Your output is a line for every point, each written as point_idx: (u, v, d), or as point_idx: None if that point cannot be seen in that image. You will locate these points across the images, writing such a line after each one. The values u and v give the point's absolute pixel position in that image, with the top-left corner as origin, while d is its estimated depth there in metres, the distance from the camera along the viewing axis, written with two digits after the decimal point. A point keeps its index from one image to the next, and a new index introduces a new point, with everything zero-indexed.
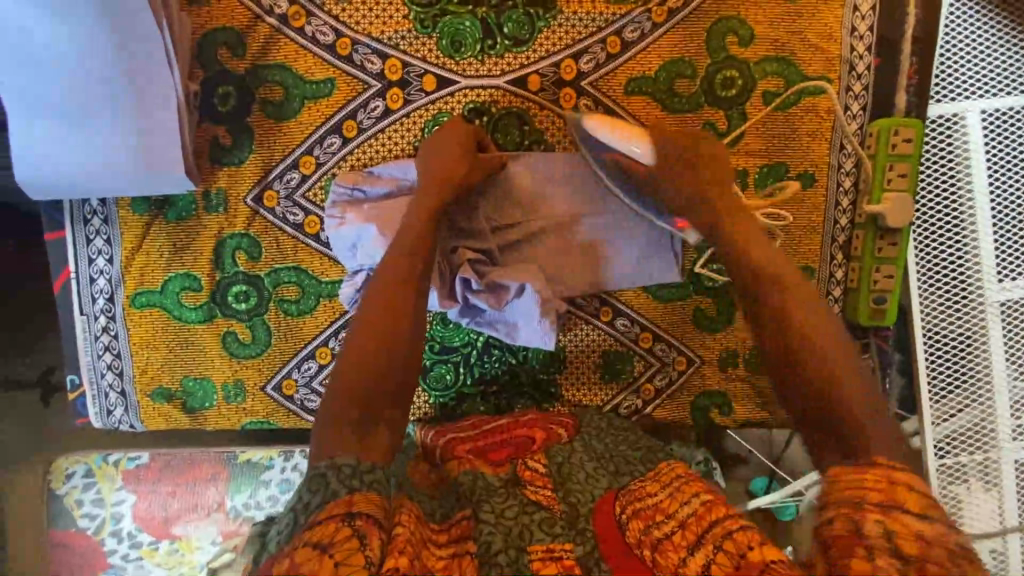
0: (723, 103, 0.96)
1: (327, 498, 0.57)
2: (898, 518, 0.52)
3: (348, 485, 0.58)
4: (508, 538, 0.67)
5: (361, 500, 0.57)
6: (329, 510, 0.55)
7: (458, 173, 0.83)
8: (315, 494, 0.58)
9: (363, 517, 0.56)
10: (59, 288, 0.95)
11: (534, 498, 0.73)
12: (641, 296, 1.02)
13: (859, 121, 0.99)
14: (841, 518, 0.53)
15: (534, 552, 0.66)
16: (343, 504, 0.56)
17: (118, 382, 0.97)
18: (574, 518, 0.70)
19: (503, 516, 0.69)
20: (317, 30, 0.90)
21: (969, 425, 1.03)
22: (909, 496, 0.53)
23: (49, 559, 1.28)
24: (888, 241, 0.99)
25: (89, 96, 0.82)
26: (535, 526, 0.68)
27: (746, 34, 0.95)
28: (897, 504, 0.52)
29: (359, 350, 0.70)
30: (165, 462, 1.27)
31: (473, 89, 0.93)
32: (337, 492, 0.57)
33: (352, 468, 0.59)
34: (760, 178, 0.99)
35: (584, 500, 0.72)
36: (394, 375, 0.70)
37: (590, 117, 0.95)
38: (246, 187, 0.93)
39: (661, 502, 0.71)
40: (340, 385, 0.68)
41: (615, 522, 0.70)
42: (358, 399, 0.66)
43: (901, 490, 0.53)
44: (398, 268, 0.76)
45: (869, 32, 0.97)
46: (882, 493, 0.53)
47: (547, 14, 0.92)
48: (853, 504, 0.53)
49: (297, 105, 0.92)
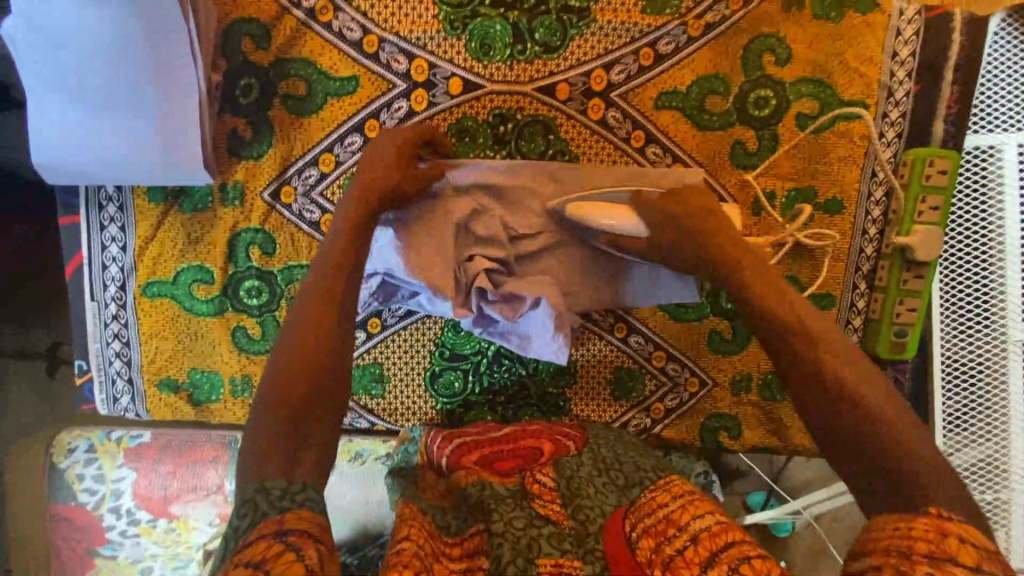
0: (755, 123, 0.94)
1: (256, 520, 0.55)
2: (949, 570, 0.48)
3: (278, 507, 0.56)
4: (516, 548, 0.67)
5: (294, 518, 0.55)
6: (260, 531, 0.54)
7: (395, 178, 0.79)
8: (244, 517, 0.56)
9: (296, 532, 0.54)
10: (71, 272, 0.94)
11: (542, 512, 0.72)
12: (658, 314, 1.01)
13: (894, 148, 0.96)
14: (888, 568, 0.50)
15: (542, 564, 0.66)
16: (274, 522, 0.55)
17: (126, 370, 0.96)
18: (582, 537, 0.70)
19: (512, 524, 0.69)
20: (344, 25, 0.88)
21: (981, 462, 1.00)
22: (962, 549, 0.50)
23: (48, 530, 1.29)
24: (915, 274, 0.98)
25: (108, 80, 0.81)
26: (543, 540, 0.68)
27: (784, 52, 0.92)
28: (948, 557, 0.49)
29: (292, 358, 0.67)
30: (166, 442, 1.27)
31: (499, 94, 0.91)
32: (267, 513, 0.55)
33: (281, 490, 0.58)
34: (787, 202, 0.97)
35: (593, 517, 0.72)
36: (330, 379, 0.68)
37: (618, 129, 0.93)
38: (263, 181, 0.92)
39: (672, 514, 0.71)
40: (269, 398, 0.65)
41: (625, 540, 0.69)
42: (287, 413, 0.63)
43: (953, 543, 0.50)
44: (333, 270, 0.73)
45: (911, 58, 0.94)
46: (929, 543, 0.51)
47: (580, 21, 0.89)
48: (901, 554, 0.51)
49: (320, 101, 0.90)
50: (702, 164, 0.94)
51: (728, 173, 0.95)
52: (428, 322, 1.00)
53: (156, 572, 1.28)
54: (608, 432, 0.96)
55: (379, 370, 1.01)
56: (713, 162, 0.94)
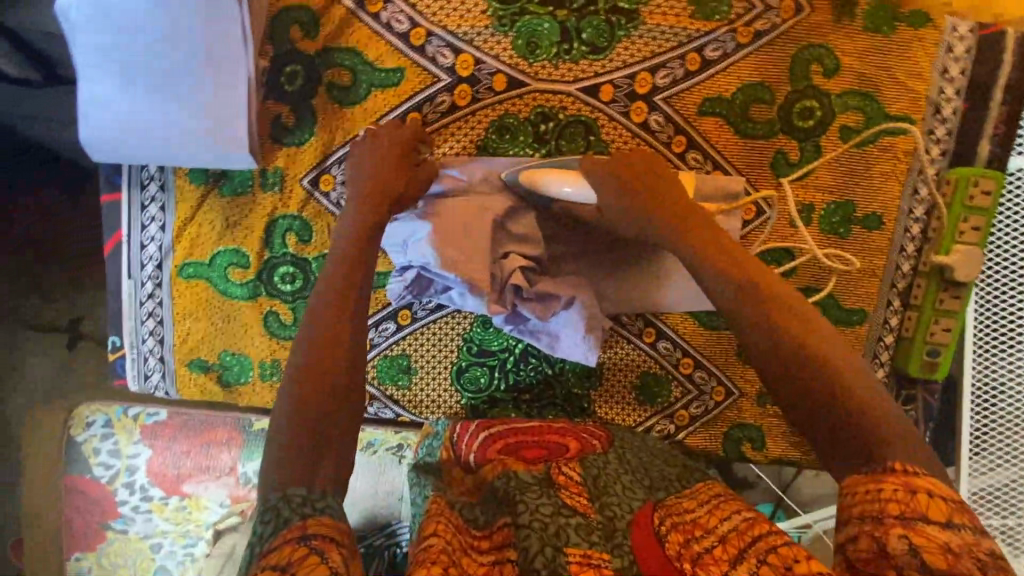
0: (798, 134, 0.93)
1: (279, 526, 0.54)
2: (922, 531, 0.50)
3: (301, 513, 0.55)
4: (543, 537, 0.64)
5: (315, 523, 0.55)
6: (283, 536, 0.53)
7: (396, 188, 0.81)
8: (267, 524, 0.55)
9: (319, 537, 0.53)
10: (110, 249, 0.95)
11: (569, 502, 0.71)
12: (688, 321, 1.01)
13: (938, 166, 0.95)
14: (864, 537, 0.52)
15: (570, 554, 0.63)
16: (297, 528, 0.54)
17: (158, 348, 0.97)
18: (610, 531, 0.68)
19: (539, 511, 0.67)
20: (392, 17, 0.88)
21: (1006, 486, 0.99)
22: (932, 504, 0.51)
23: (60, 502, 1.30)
24: (952, 294, 0.97)
25: (161, 62, 0.81)
26: (572, 529, 0.66)
27: (832, 63, 0.91)
28: (919, 517, 0.50)
29: (307, 365, 0.67)
30: (183, 421, 1.28)
31: (543, 93, 0.90)
32: (289, 519, 0.54)
33: (302, 497, 0.57)
34: (825, 215, 0.96)
35: (621, 513, 0.71)
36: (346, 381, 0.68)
37: (660, 133, 0.92)
38: (303, 168, 0.92)
39: (700, 518, 0.71)
40: (288, 411, 0.64)
41: (654, 534, 0.69)
42: (306, 422, 0.63)
43: (921, 499, 0.51)
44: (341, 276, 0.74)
45: (961, 75, 0.93)
46: (901, 503, 0.51)
47: (628, 23, 0.89)
48: (874, 519, 0.52)
49: (364, 91, 0.90)
50: (742, 172, 0.94)
51: (768, 182, 0.94)
52: (458, 317, 1.01)
53: (165, 549, 1.29)
54: (633, 436, 0.96)
55: (406, 362, 1.02)
56: (753, 171, 0.94)
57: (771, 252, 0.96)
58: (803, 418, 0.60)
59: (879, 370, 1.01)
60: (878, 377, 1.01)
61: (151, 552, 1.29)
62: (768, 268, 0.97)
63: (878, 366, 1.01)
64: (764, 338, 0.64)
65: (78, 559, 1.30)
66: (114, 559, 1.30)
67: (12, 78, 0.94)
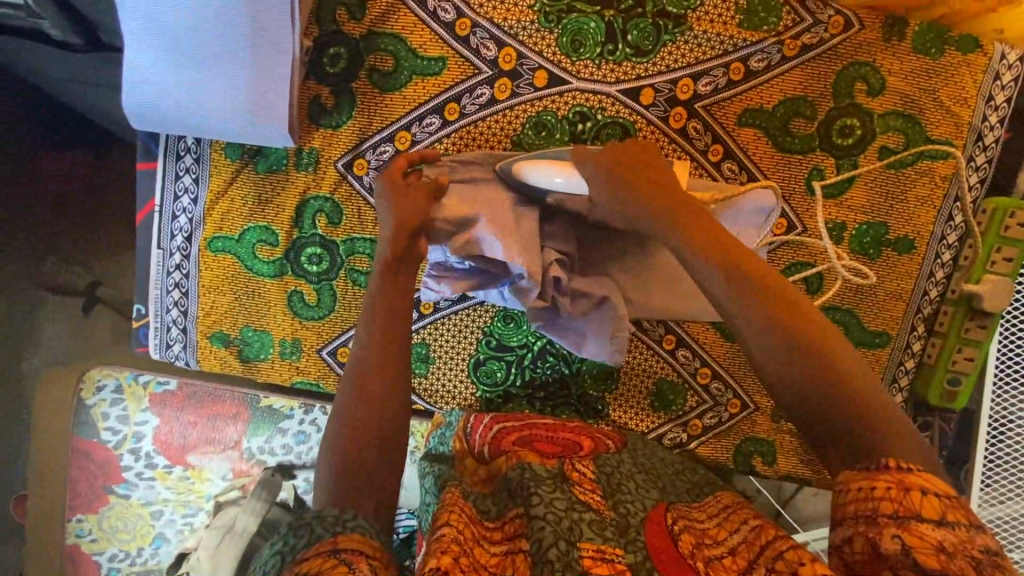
0: (836, 151, 0.92)
1: (312, 541, 0.55)
2: (914, 530, 0.49)
3: (333, 531, 0.56)
4: (557, 531, 0.63)
5: (347, 539, 0.55)
6: (316, 549, 0.53)
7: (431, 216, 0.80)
8: (301, 537, 0.55)
9: (349, 552, 0.53)
10: (141, 218, 0.96)
11: (582, 499, 0.70)
12: (708, 331, 1.01)
13: (976, 194, 0.94)
14: (859, 537, 0.51)
15: (584, 549, 0.62)
16: (329, 543, 0.54)
17: (181, 319, 0.98)
18: (624, 527, 0.68)
19: (555, 504, 0.67)
20: (439, 6, 0.88)
21: (1016, 519, 0.99)
22: (926, 502, 0.50)
23: (63, 463, 1.29)
24: (977, 324, 0.96)
25: (208, 34, 0.82)
26: (584, 525, 0.65)
27: (877, 83, 0.90)
28: (913, 514, 0.50)
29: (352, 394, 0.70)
30: (191, 391, 1.29)
31: (583, 92, 0.90)
32: (321, 536, 0.55)
33: (335, 516, 0.58)
34: (856, 235, 0.95)
35: (634, 511, 0.71)
36: (385, 408, 0.69)
37: (697, 141, 0.92)
38: (338, 151, 0.92)
39: (710, 530, 0.72)
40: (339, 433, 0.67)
41: (667, 532, 0.69)
42: (354, 446, 0.66)
43: (915, 497, 0.50)
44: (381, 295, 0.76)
45: (1006, 104, 0.92)
46: (895, 500, 0.51)
47: (675, 28, 0.89)
48: (868, 519, 0.51)
49: (404, 78, 0.90)
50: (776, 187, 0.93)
51: (801, 198, 0.94)
52: (479, 310, 1.01)
53: (164, 517, 1.30)
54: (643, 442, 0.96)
55: (425, 351, 1.02)
56: (788, 185, 0.93)
57: (798, 268, 0.96)
58: (825, 435, 0.58)
59: (898, 394, 1.00)
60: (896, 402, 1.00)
61: (151, 518, 1.30)
62: (795, 284, 0.96)
63: (896, 391, 1.00)
64: (784, 347, 0.60)
65: (79, 520, 1.30)
66: (114, 523, 1.31)
67: (54, 40, 0.94)
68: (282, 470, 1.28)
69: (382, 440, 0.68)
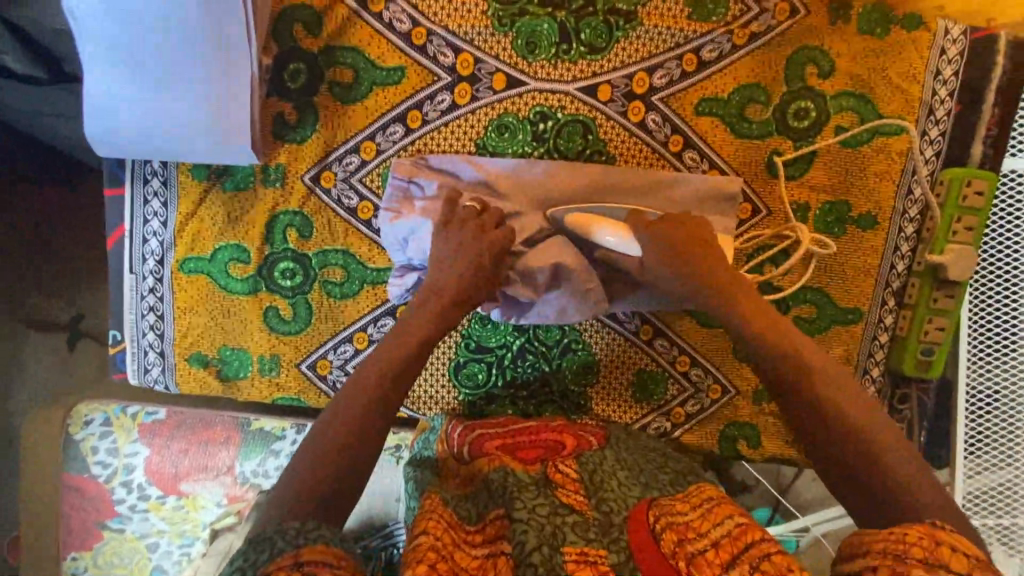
0: (793, 134, 0.94)
1: (273, 555, 0.54)
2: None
3: (294, 543, 0.55)
4: (541, 535, 0.65)
5: (309, 551, 0.54)
6: (277, 564, 0.53)
7: (490, 259, 0.82)
8: (262, 552, 0.55)
9: (312, 564, 0.53)
10: (112, 243, 0.96)
11: (564, 502, 0.72)
12: (683, 318, 1.01)
13: (932, 166, 0.96)
14: (885, 569, 0.50)
15: (568, 553, 0.64)
16: (290, 557, 0.54)
17: (158, 342, 0.98)
18: (606, 527, 0.68)
19: (536, 512, 0.68)
20: (395, 17, 0.90)
21: (1001, 485, 1.01)
22: (955, 557, 0.49)
23: (55, 500, 1.28)
24: (946, 293, 0.98)
25: (164, 58, 0.83)
26: (568, 528, 0.67)
27: (826, 66, 0.93)
28: (943, 564, 0.49)
29: (347, 400, 0.71)
30: (179, 420, 1.28)
31: (541, 92, 0.92)
32: (283, 549, 0.54)
33: (297, 528, 0.57)
34: (821, 214, 0.97)
35: (617, 509, 0.71)
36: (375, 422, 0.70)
37: (656, 133, 0.93)
38: (305, 165, 0.93)
39: (693, 521, 0.69)
40: (328, 432, 0.68)
41: (650, 531, 0.68)
42: (341, 452, 0.66)
43: (945, 550, 0.50)
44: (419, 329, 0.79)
45: (954, 77, 0.94)
46: (925, 548, 0.50)
47: (626, 24, 0.91)
48: (896, 557, 0.50)
49: (366, 89, 0.91)
50: (737, 172, 0.95)
51: (763, 182, 0.95)
52: None
53: (161, 549, 1.29)
54: (626, 433, 0.97)
55: None
56: (748, 172, 0.95)
57: (764, 250, 0.97)
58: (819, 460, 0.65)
59: (874, 369, 1.01)
60: (874, 375, 1.01)
61: (147, 551, 1.28)
62: (763, 267, 0.98)
63: (873, 365, 1.01)
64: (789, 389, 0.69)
65: (74, 558, 1.29)
66: (110, 559, 1.29)
67: (19, 74, 0.93)
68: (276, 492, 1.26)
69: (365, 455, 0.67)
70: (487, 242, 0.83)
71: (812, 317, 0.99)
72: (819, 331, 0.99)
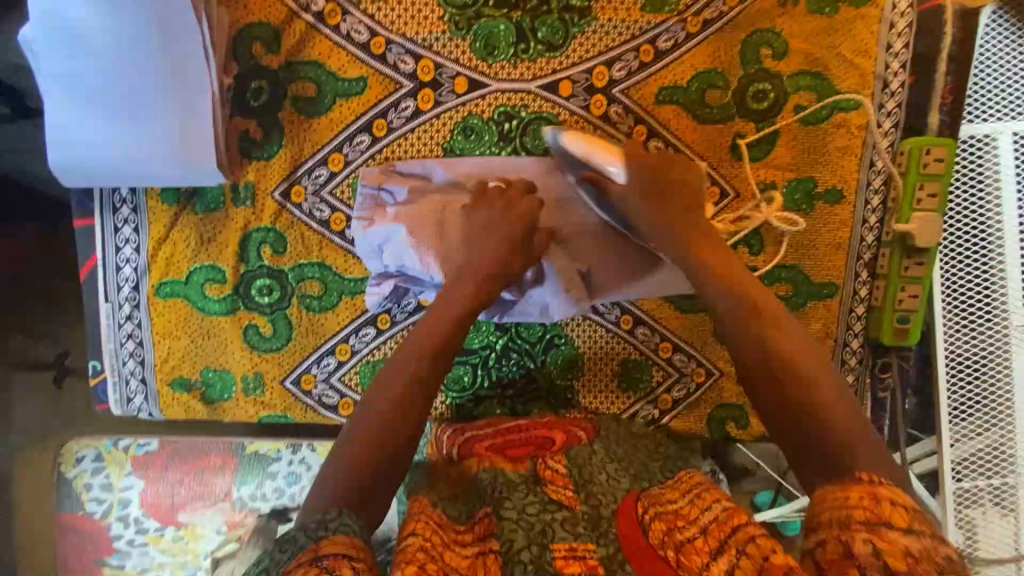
0: (753, 116, 0.96)
1: (295, 552, 0.55)
2: (885, 535, 0.49)
3: (315, 536, 0.57)
4: (529, 535, 0.65)
5: (330, 544, 0.55)
6: (298, 559, 0.54)
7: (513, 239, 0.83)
8: (284, 552, 0.56)
9: (331, 557, 0.54)
10: (85, 274, 0.95)
11: (555, 497, 0.71)
12: (662, 305, 1.02)
13: (891, 138, 0.98)
14: (831, 540, 0.52)
15: (556, 550, 0.64)
16: (311, 551, 0.54)
17: (139, 370, 0.97)
18: (595, 520, 0.68)
19: (525, 511, 0.68)
20: (352, 28, 0.91)
21: (986, 447, 1.02)
22: (895, 512, 0.51)
23: (52, 540, 1.27)
24: (915, 261, 0.99)
25: (123, 85, 0.83)
26: (557, 524, 0.66)
27: (780, 47, 0.95)
28: (882, 521, 0.50)
29: (377, 399, 0.71)
30: (173, 450, 1.27)
31: (504, 92, 0.93)
32: (304, 544, 0.55)
33: (317, 521, 0.59)
34: (788, 193, 0.98)
35: (606, 502, 0.70)
36: (401, 420, 0.70)
37: (620, 124, 0.94)
38: (274, 182, 0.94)
39: (682, 508, 0.69)
40: (357, 434, 0.69)
41: (638, 521, 0.68)
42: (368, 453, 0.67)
43: (885, 506, 0.51)
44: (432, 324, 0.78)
45: (905, 49, 0.96)
46: (866, 509, 0.52)
47: (581, 20, 0.92)
48: (841, 524, 0.52)
49: (329, 102, 0.92)
50: (702, 157, 0.96)
51: (727, 165, 0.97)
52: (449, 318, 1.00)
53: None
54: (616, 423, 0.97)
55: None
56: (712, 155, 0.96)
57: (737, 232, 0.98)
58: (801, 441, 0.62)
59: (853, 341, 1.03)
60: (854, 347, 1.03)
61: None
62: (736, 248, 0.99)
63: (852, 337, 1.02)
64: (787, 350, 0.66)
65: None
66: None
67: None
68: (277, 514, 1.25)
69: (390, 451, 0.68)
70: (519, 219, 0.84)
71: (788, 294, 1.00)
72: (797, 308, 1.01)
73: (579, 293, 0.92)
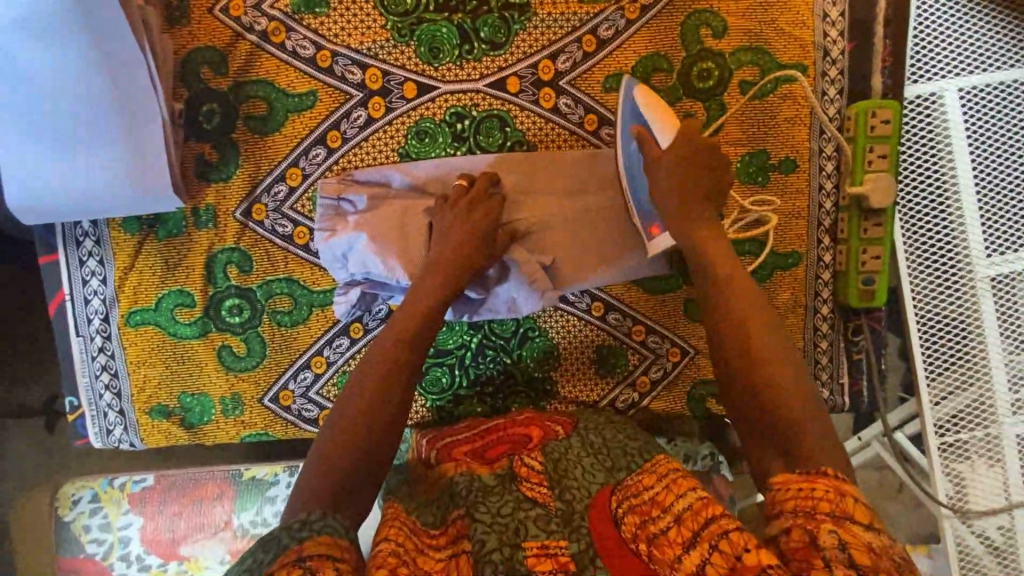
0: (700, 95, 0.97)
1: (278, 552, 0.56)
2: (851, 530, 0.54)
3: (298, 536, 0.57)
4: (501, 537, 0.66)
5: (313, 545, 0.56)
6: (280, 561, 0.54)
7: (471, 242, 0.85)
8: (267, 551, 0.56)
9: (314, 557, 0.55)
10: (55, 310, 0.96)
11: (529, 494, 0.70)
12: (633, 289, 1.03)
13: (837, 105, 1.00)
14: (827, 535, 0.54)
15: (529, 548, 0.65)
16: (294, 552, 0.55)
17: (116, 401, 0.97)
18: (568, 515, 0.68)
19: (497, 515, 0.68)
20: (297, 44, 0.92)
21: (965, 400, 1.03)
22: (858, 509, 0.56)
23: None
24: (875, 222, 1.01)
25: (72, 118, 0.84)
26: (530, 522, 0.67)
27: (718, 25, 0.96)
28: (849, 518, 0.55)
29: (351, 401, 0.73)
30: (169, 483, 1.24)
31: (453, 94, 0.94)
32: (286, 545, 0.56)
33: (300, 522, 0.59)
34: (742, 167, 1.00)
35: (580, 496, 0.70)
36: (374, 419, 0.72)
37: (570, 115, 0.96)
38: (234, 202, 0.94)
39: (658, 496, 0.69)
40: (333, 435, 0.71)
41: (611, 516, 0.68)
42: (344, 454, 0.69)
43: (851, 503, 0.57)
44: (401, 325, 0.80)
45: (841, 17, 0.98)
46: (831, 502, 0.57)
47: (521, 17, 0.94)
48: (809, 517, 0.56)
49: (281, 118, 0.93)
50: None
51: None
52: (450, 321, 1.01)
53: None
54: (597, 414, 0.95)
55: None
56: None
57: None
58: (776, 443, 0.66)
59: (823, 307, 1.04)
60: (824, 313, 1.04)
61: None
62: None
63: (822, 303, 1.04)
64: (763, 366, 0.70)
65: None
66: None
67: None
68: None
69: (365, 451, 0.70)
70: (482, 214, 0.87)
71: (754, 267, 1.02)
72: (764, 280, 1.02)
73: (543, 284, 0.92)
